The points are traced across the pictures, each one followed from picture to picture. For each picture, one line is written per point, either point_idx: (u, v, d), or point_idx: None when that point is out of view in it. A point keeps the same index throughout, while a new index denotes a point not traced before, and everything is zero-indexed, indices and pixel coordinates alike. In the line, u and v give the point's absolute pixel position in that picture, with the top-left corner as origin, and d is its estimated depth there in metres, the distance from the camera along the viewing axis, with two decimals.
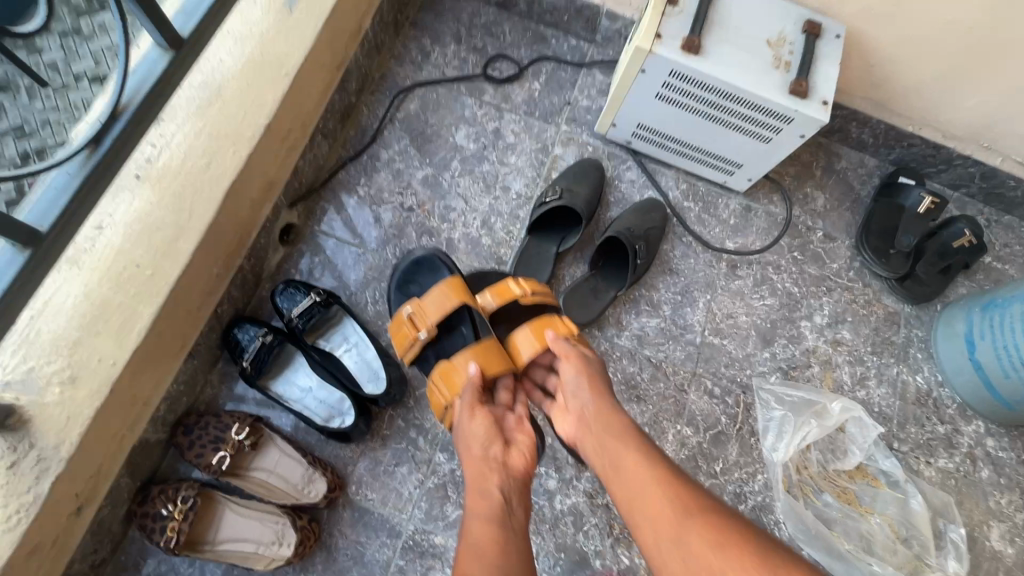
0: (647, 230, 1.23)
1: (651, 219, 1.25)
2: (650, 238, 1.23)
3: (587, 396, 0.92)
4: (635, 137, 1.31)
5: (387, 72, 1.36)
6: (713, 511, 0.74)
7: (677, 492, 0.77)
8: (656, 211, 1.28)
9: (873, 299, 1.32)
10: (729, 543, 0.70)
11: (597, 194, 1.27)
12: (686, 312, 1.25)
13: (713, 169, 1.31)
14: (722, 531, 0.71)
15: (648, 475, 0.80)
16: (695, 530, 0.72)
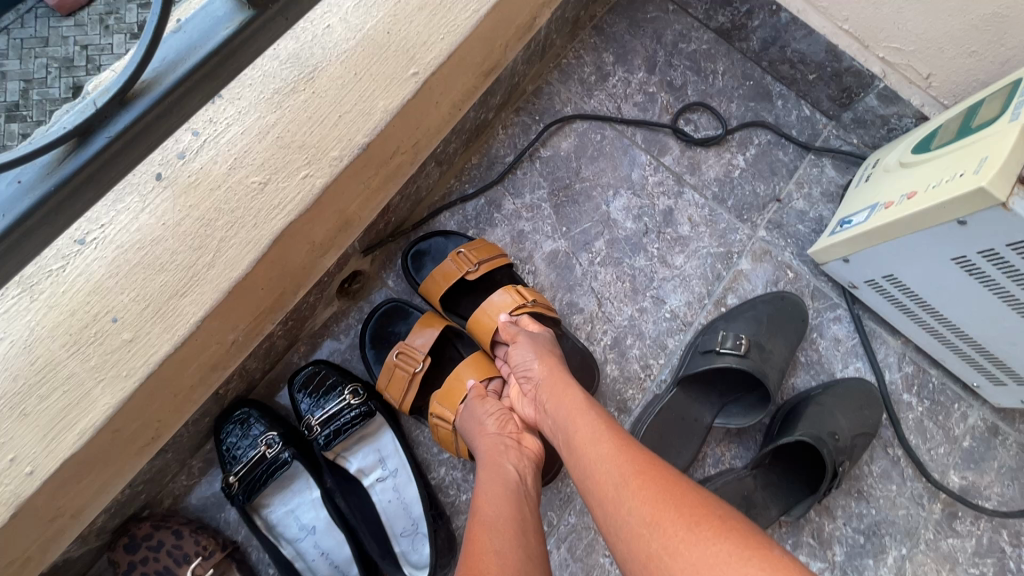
0: (854, 437, 0.81)
1: (863, 419, 0.83)
2: (856, 449, 0.81)
3: (544, 367, 0.69)
4: (870, 284, 0.88)
5: (545, 87, 0.99)
6: (669, 483, 0.52)
7: (627, 463, 0.55)
8: (873, 407, 0.84)
9: None
10: (685, 521, 0.48)
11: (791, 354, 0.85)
12: (865, 566, 0.84)
13: (969, 367, 0.87)
14: (680, 515, 0.49)
15: (598, 452, 0.57)
16: (646, 515, 0.50)
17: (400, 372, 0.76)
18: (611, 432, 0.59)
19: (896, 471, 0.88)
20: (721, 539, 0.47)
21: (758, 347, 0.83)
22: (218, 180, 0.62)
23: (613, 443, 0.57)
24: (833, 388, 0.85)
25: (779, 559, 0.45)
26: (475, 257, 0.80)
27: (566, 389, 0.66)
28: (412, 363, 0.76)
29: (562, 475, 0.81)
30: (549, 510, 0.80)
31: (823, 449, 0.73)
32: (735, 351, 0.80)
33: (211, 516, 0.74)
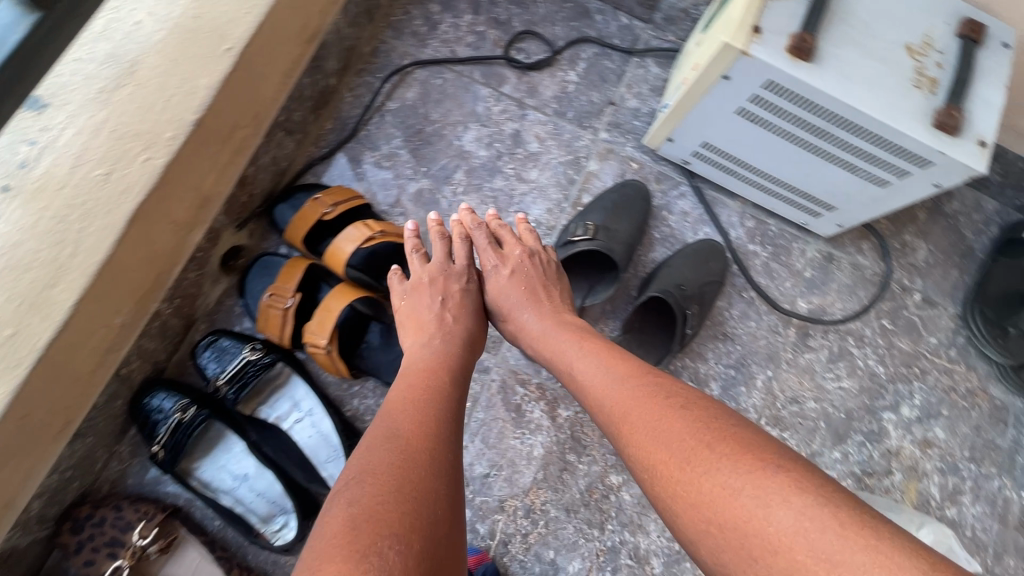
0: (703, 286, 0.94)
1: (709, 270, 0.96)
2: (706, 298, 0.95)
3: (539, 311, 0.79)
4: (696, 157, 1.00)
5: (381, 46, 1.06)
6: (668, 410, 0.56)
7: (627, 398, 0.60)
8: (718, 259, 0.98)
9: (977, 387, 1.05)
10: (683, 456, 0.52)
11: (638, 233, 0.99)
12: (738, 393, 0.99)
13: (791, 207, 1.02)
14: (675, 437, 0.54)
15: (601, 393, 0.63)
16: (641, 437, 0.56)
17: (274, 312, 0.83)
18: (614, 375, 0.64)
19: (753, 310, 1.03)
20: (717, 462, 0.50)
21: (607, 231, 0.94)
22: (63, 179, 0.66)
23: (612, 382, 0.63)
24: (682, 251, 0.98)
25: (772, 478, 0.48)
26: (331, 201, 0.89)
27: (570, 340, 0.72)
28: (282, 300, 0.83)
29: None
30: None
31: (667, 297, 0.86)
32: (586, 237, 0.91)
33: (149, 490, 0.82)
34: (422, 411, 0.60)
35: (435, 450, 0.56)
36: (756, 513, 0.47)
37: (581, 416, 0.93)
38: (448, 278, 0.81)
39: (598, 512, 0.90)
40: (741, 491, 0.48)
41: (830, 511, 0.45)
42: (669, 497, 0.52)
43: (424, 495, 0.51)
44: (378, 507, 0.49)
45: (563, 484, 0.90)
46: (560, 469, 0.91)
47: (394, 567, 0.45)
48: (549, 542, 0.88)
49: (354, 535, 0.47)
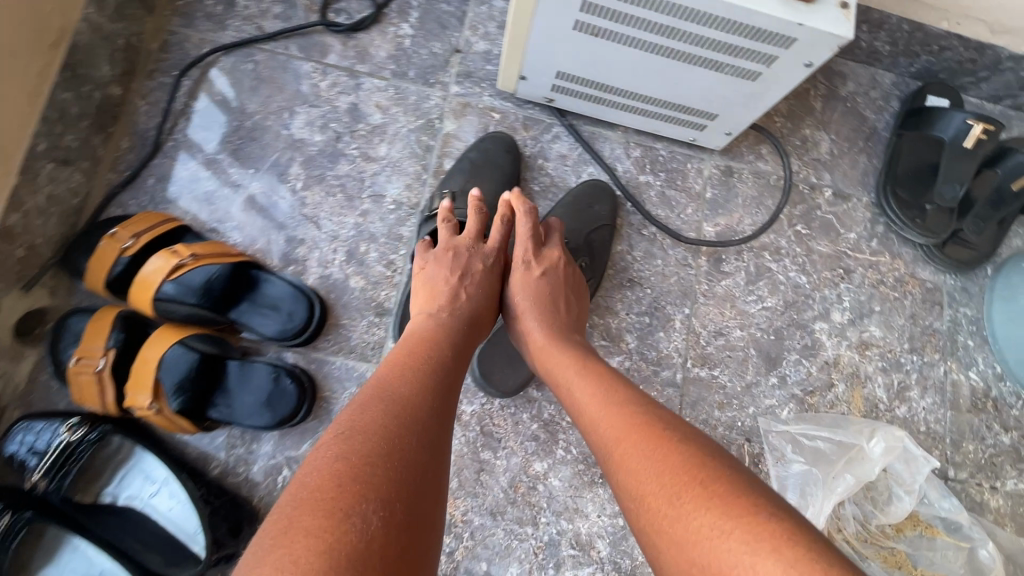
0: (587, 234, 0.89)
1: (594, 215, 0.90)
2: (597, 245, 0.90)
3: (548, 319, 0.72)
4: (557, 90, 0.88)
5: (171, 37, 0.89)
6: (667, 440, 0.51)
7: (623, 421, 0.55)
8: (602, 202, 0.91)
9: (906, 275, 0.99)
10: (671, 488, 0.46)
11: (514, 187, 0.90)
12: (657, 340, 0.89)
13: (674, 125, 0.91)
14: (674, 465, 0.48)
15: (596, 411, 0.58)
16: (636, 460, 0.50)
17: (85, 378, 0.70)
18: (615, 395, 0.59)
19: (656, 247, 0.93)
20: (712, 501, 0.44)
21: (472, 196, 0.86)
22: None
23: (612, 401, 0.58)
24: (561, 202, 0.91)
25: (763, 524, 0.41)
26: (131, 232, 0.74)
27: (563, 352, 0.67)
28: (90, 363, 0.70)
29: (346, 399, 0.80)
30: None
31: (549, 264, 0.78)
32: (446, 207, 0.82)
33: None
34: (419, 383, 0.54)
35: (430, 425, 0.51)
36: (743, 564, 0.40)
37: (489, 408, 0.83)
38: (461, 252, 0.74)
39: (527, 507, 0.81)
40: (734, 539, 0.41)
41: (834, 574, 0.38)
42: (653, 537, 0.46)
43: (411, 466, 0.46)
44: (363, 466, 0.44)
45: (483, 486, 0.81)
46: (476, 472, 0.81)
47: (370, 535, 0.40)
48: (479, 553, 0.79)
49: (333, 494, 0.42)
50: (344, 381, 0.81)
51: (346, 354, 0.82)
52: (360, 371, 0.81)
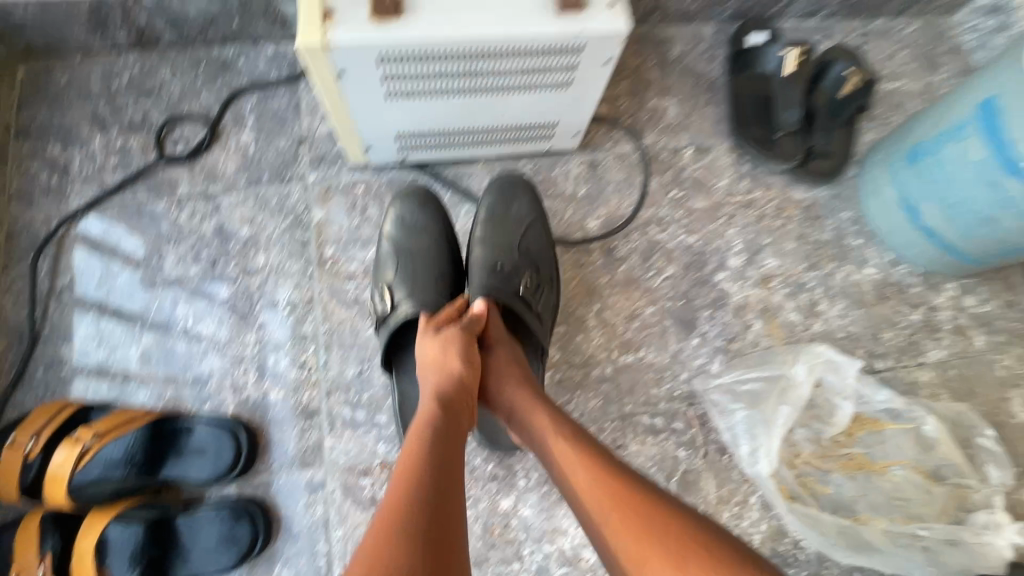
0: (520, 244, 0.89)
1: (512, 220, 0.90)
2: (536, 256, 0.89)
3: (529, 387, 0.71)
4: (406, 147, 0.90)
5: (16, 224, 0.88)
6: (658, 515, 0.54)
7: (616, 490, 0.57)
8: (515, 204, 0.91)
9: (783, 201, 1.05)
10: (663, 556, 0.52)
11: (447, 240, 0.88)
12: (579, 343, 0.92)
13: (527, 142, 0.95)
14: (678, 538, 0.52)
15: (584, 475, 0.60)
16: (634, 535, 0.54)
17: None
18: (602, 457, 0.61)
19: None
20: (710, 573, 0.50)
21: (409, 278, 0.84)
22: None
23: (603, 466, 0.60)
24: (478, 220, 0.90)
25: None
26: (29, 433, 0.74)
27: (541, 408, 0.68)
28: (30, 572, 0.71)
29: (302, 510, 0.80)
30: (314, 543, 0.79)
31: (513, 307, 0.80)
32: (392, 313, 0.80)
33: None
34: (425, 476, 0.54)
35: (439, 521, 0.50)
36: None
37: None
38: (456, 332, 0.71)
39: (508, 545, 0.83)
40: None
41: None
42: None
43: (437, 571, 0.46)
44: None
45: None
46: None
47: None
48: None
49: None
50: (295, 493, 0.81)
51: (288, 467, 0.82)
52: (306, 478, 0.82)
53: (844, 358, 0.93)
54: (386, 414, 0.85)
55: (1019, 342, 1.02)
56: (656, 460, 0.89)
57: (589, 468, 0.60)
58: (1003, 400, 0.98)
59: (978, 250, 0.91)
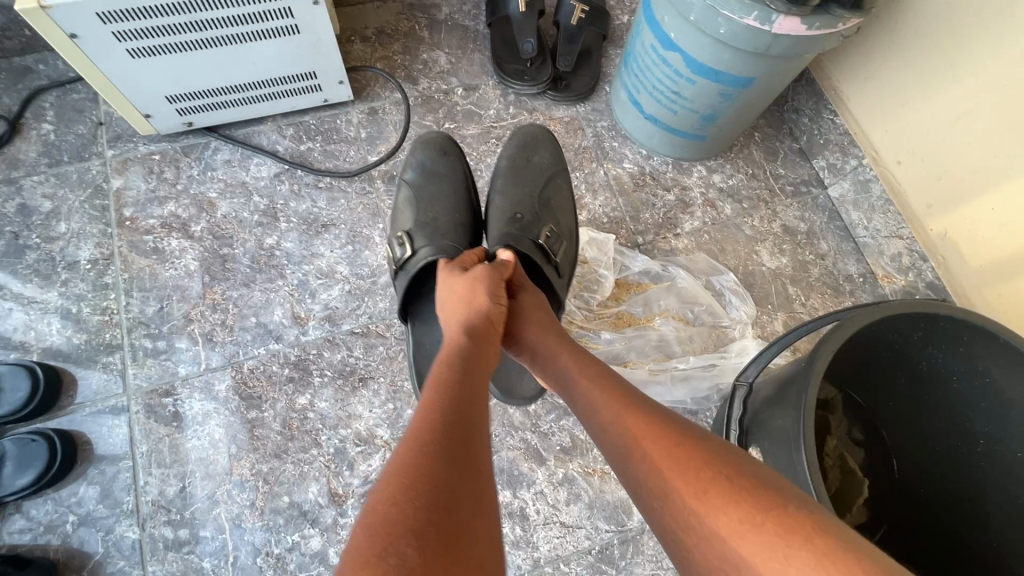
0: (539, 196, 1.01)
1: (533, 171, 1.04)
2: (550, 204, 1.01)
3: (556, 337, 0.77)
4: (185, 112, 1.03)
5: None
6: (693, 445, 0.56)
7: (651, 427, 0.59)
8: (539, 155, 1.06)
9: (546, 119, 1.20)
10: (695, 484, 0.52)
11: (466, 190, 1.01)
12: (365, 258, 1.04)
13: (300, 96, 1.08)
14: (710, 461, 0.53)
15: (615, 409, 0.62)
16: (678, 463, 0.54)
17: None
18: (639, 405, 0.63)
19: (337, 191, 1.08)
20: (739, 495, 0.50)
21: (430, 228, 0.96)
22: None
23: (641, 410, 0.61)
24: (500, 173, 1.05)
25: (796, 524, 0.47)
26: None
27: (569, 355, 0.73)
28: None
29: (107, 431, 0.89)
30: (121, 459, 0.88)
31: (533, 256, 0.88)
32: (411, 253, 0.91)
33: None
34: (448, 397, 0.59)
35: (461, 427, 0.55)
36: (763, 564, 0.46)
37: (240, 376, 0.94)
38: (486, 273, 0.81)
39: (306, 435, 0.91)
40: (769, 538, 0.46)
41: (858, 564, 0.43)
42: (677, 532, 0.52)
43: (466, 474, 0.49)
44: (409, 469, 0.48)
45: (260, 440, 0.90)
46: (250, 430, 0.91)
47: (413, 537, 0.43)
48: (279, 491, 0.88)
49: (398, 501, 0.45)
50: (100, 419, 0.89)
51: (92, 397, 0.90)
52: (110, 405, 0.90)
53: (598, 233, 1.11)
54: (185, 340, 0.95)
55: (762, 205, 1.18)
56: None
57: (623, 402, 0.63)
58: (751, 253, 1.14)
59: (689, 125, 1.07)
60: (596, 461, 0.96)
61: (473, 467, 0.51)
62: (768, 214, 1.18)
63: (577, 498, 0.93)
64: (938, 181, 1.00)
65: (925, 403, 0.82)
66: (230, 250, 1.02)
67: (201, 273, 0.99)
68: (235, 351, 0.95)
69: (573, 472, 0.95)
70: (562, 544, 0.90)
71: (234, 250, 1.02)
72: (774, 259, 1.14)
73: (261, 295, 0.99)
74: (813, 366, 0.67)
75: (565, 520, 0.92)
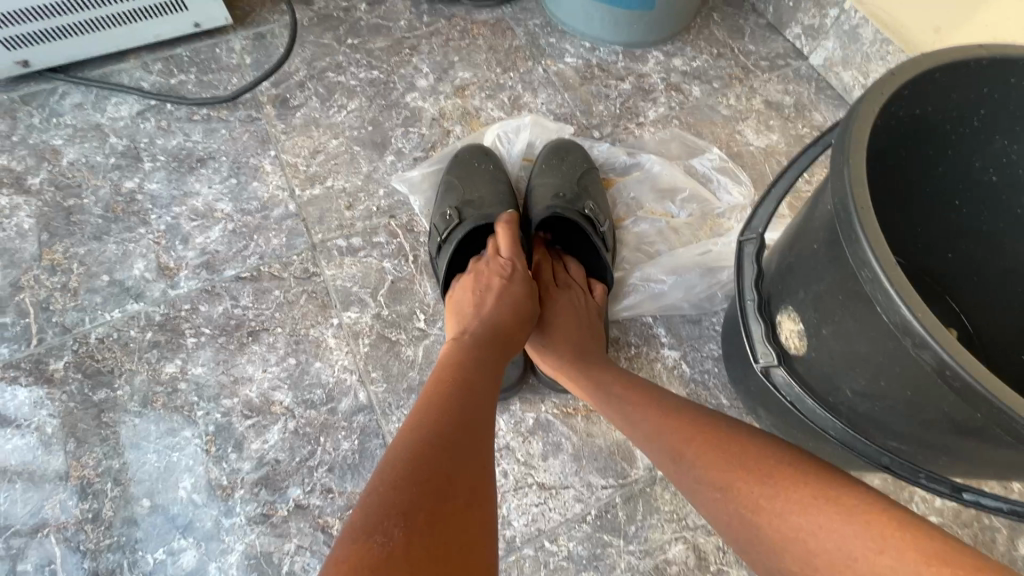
0: (583, 181, 0.79)
1: (575, 159, 0.82)
2: (592, 186, 0.80)
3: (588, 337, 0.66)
4: (15, 45, 0.83)
5: None
6: (743, 441, 0.49)
7: (702, 424, 0.51)
8: (576, 147, 0.83)
9: (467, 24, 1.02)
10: (756, 480, 0.46)
11: (505, 175, 0.81)
12: (253, 191, 0.82)
13: (161, 17, 0.89)
14: (766, 458, 0.47)
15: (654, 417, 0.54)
16: (731, 463, 0.48)
17: None
18: (690, 409, 0.53)
19: (216, 122, 0.88)
20: (815, 502, 0.43)
21: (458, 206, 0.75)
22: None
23: (684, 409, 0.54)
24: (537, 159, 0.83)
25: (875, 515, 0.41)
26: None
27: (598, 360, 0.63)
28: None
29: None
30: None
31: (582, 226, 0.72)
32: (455, 225, 0.73)
33: None
34: (456, 399, 0.49)
35: (462, 429, 0.46)
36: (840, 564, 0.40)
37: (85, 349, 0.70)
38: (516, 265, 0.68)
39: (176, 412, 0.67)
40: (862, 545, 0.39)
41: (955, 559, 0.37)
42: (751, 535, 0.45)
43: (468, 505, 0.41)
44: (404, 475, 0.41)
45: (111, 426, 0.66)
46: (95, 417, 0.66)
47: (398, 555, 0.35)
48: (137, 492, 0.63)
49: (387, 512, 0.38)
50: None
51: None
52: None
53: (511, 118, 0.91)
54: (11, 314, 0.72)
55: (736, 84, 0.99)
56: (357, 278, 0.76)
57: (665, 405, 0.54)
58: (733, 134, 0.93)
59: None
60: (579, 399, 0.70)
61: (477, 482, 0.43)
62: (745, 91, 0.98)
63: (557, 450, 0.67)
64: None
65: (987, 236, 0.60)
66: (77, 201, 0.79)
67: (38, 231, 0.77)
68: (79, 319, 0.71)
69: (548, 416, 0.69)
70: (543, 514, 0.64)
71: (82, 200, 0.80)
72: (762, 138, 0.93)
73: (116, 247, 0.76)
74: (856, 111, 0.43)
75: (544, 481, 0.66)
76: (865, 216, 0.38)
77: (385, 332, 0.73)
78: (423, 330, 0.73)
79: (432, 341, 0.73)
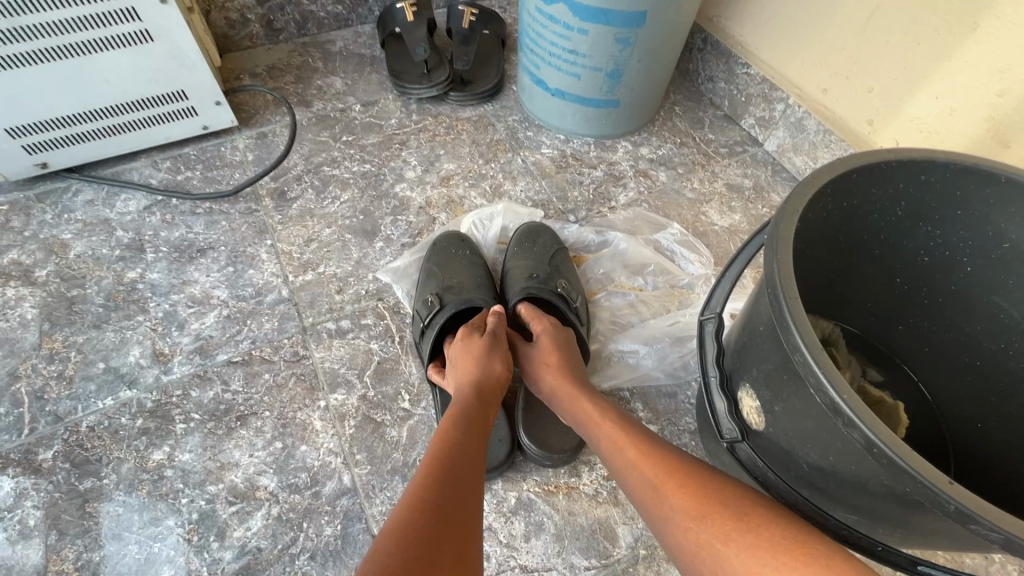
0: (555, 261, 0.85)
1: (546, 240, 0.88)
2: (563, 264, 0.86)
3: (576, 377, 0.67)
4: (36, 150, 0.91)
5: None
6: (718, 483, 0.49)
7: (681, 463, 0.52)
8: (547, 229, 0.90)
9: (452, 121, 1.12)
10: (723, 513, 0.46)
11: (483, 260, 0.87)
12: (249, 278, 0.87)
13: (172, 122, 0.98)
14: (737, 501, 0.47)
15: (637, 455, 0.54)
16: (701, 498, 0.48)
17: None
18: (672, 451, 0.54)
19: (218, 214, 0.94)
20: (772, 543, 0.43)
21: (440, 290, 0.80)
22: None
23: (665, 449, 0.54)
24: (510, 242, 0.89)
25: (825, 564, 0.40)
26: None
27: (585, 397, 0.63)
28: None
29: None
30: None
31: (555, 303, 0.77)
32: (438, 309, 0.77)
33: None
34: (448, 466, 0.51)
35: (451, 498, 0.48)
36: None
37: (75, 438, 0.71)
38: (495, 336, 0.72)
39: (160, 500, 0.68)
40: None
41: None
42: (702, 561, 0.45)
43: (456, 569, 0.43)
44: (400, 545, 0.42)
45: (94, 516, 0.66)
46: (79, 507, 0.67)
47: None
48: None
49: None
50: None
51: None
52: None
53: (488, 206, 0.98)
54: (5, 403, 0.73)
55: (699, 169, 1.08)
56: (345, 360, 0.79)
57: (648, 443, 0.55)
58: (699, 215, 1.01)
59: (597, 88, 1.00)
60: (561, 476, 0.72)
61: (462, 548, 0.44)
62: (707, 176, 1.07)
63: (540, 530, 0.68)
64: (871, 93, 0.91)
65: (929, 312, 0.65)
66: (80, 291, 0.84)
67: (39, 321, 0.81)
68: (71, 408, 0.73)
69: (530, 494, 0.70)
70: None
71: (86, 290, 0.84)
72: (725, 218, 1.01)
73: (114, 335, 0.80)
74: (783, 210, 0.49)
75: (526, 563, 0.66)
76: (793, 305, 0.43)
77: (371, 413, 0.75)
78: (408, 411, 0.75)
79: (416, 420, 0.75)
